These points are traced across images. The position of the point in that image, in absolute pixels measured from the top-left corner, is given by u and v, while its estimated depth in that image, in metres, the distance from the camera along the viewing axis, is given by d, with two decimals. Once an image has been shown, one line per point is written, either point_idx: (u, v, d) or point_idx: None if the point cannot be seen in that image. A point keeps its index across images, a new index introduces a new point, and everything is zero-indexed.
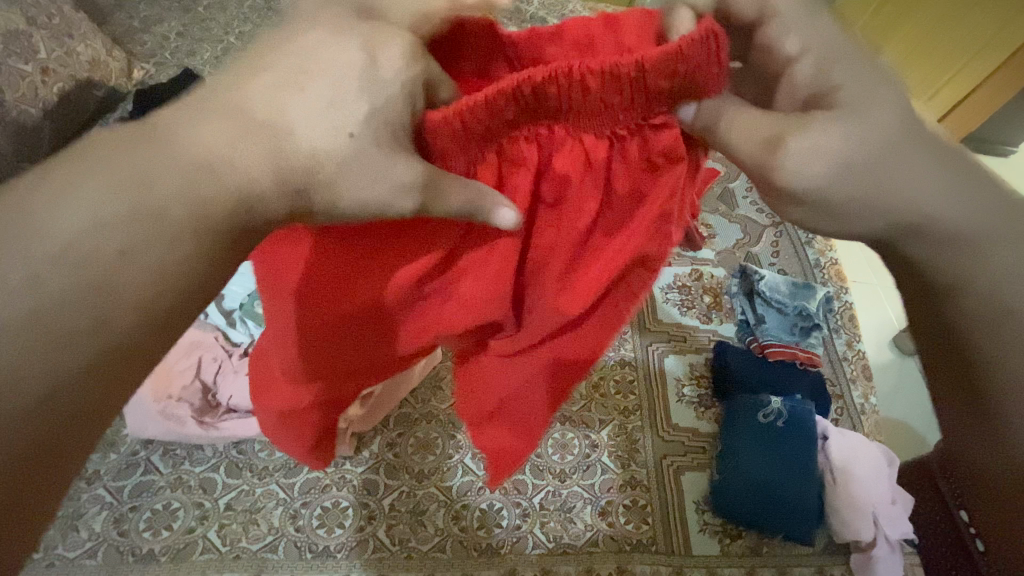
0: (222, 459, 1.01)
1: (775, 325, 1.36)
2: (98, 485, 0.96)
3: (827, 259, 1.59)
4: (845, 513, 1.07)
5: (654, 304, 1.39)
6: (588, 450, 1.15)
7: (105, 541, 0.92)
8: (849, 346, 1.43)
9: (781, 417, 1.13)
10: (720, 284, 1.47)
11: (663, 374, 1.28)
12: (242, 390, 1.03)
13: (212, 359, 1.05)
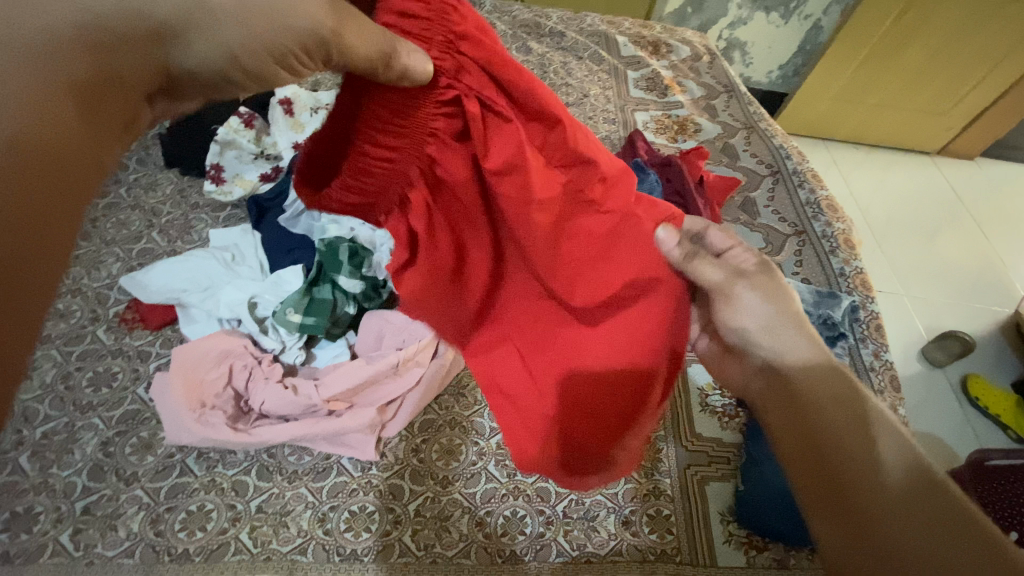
0: (254, 462, 1.05)
1: None
2: (136, 487, 0.99)
3: (852, 268, 1.57)
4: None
5: None
6: None
7: (142, 541, 0.94)
8: (876, 356, 1.41)
9: None
10: None
11: (686, 382, 1.29)
12: (273, 396, 1.02)
13: (243, 366, 1.05)
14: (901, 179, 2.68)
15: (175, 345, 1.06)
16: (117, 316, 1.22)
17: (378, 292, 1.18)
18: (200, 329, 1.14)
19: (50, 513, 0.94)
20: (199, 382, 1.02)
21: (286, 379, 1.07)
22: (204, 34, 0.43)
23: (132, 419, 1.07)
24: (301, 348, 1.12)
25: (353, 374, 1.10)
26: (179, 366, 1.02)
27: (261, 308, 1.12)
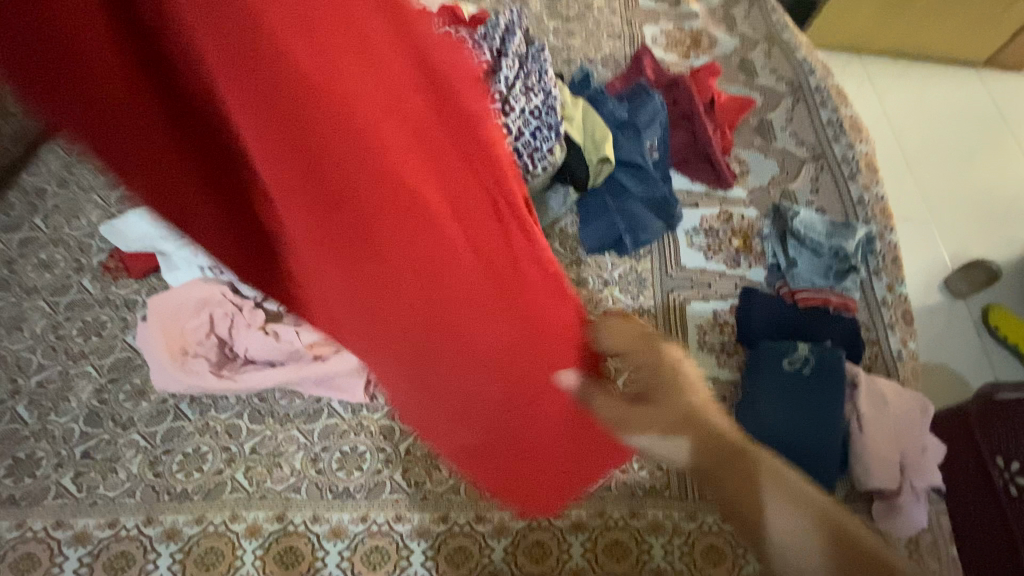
0: (246, 407, 1.06)
1: (808, 269, 1.27)
2: (133, 431, 1.02)
3: (872, 196, 1.46)
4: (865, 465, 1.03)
5: (677, 248, 1.33)
6: None
7: (142, 482, 0.97)
8: (890, 290, 1.34)
9: (807, 365, 1.10)
10: (751, 226, 1.40)
11: (682, 320, 1.24)
12: (257, 343, 1.01)
13: (223, 314, 1.02)
14: (940, 93, 2.44)
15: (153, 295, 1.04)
16: (101, 265, 1.20)
17: None
18: (181, 277, 1.13)
19: (51, 458, 0.98)
20: (180, 332, 1.00)
21: (268, 325, 1.03)
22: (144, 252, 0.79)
23: (123, 366, 1.08)
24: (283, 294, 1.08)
25: None
26: (158, 317, 1.00)
27: None
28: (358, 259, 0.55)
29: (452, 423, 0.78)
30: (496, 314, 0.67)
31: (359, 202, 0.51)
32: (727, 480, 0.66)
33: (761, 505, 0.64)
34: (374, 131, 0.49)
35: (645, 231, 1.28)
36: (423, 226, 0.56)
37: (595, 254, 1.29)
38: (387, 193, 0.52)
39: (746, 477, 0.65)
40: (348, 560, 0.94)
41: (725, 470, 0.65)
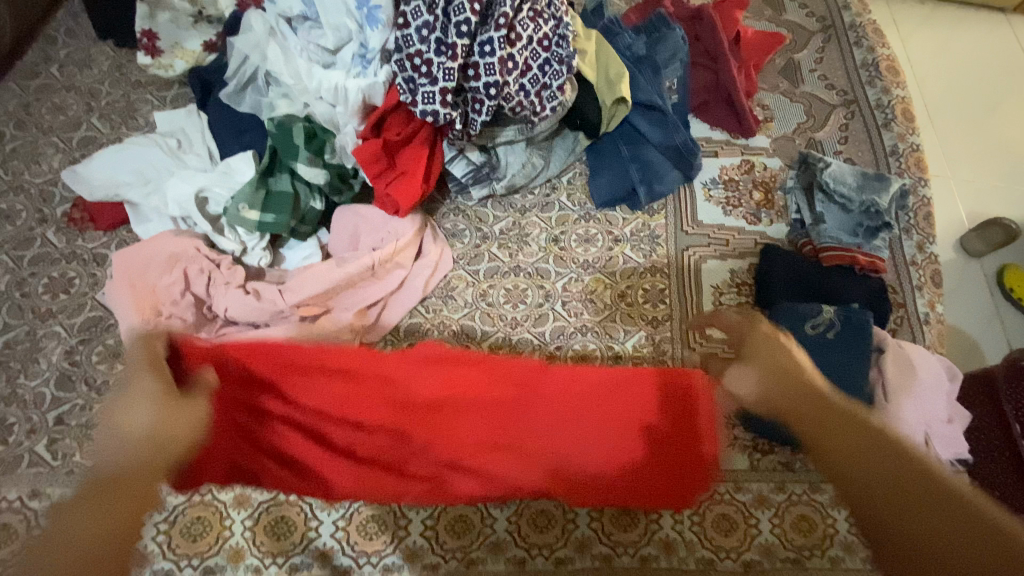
0: None
1: (835, 224, 1.18)
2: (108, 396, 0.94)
3: (906, 146, 1.34)
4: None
5: (694, 202, 1.22)
6: (611, 361, 1.06)
7: None
8: (919, 249, 1.25)
9: (832, 329, 1.02)
10: (774, 177, 1.29)
11: (698, 280, 1.15)
12: (236, 302, 0.92)
13: (199, 271, 0.93)
14: (973, 38, 2.25)
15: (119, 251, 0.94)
16: (66, 216, 1.09)
17: (348, 183, 1.02)
18: (153, 229, 1.02)
19: (23, 424, 0.91)
20: (152, 289, 0.91)
21: (250, 283, 0.95)
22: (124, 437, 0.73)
23: (94, 326, 0.99)
24: (265, 250, 0.98)
25: (320, 277, 0.97)
26: (124, 274, 0.91)
27: (213, 204, 0.98)
28: (384, 392, 0.90)
29: (557, 470, 0.89)
30: (527, 400, 0.92)
31: (361, 413, 0.88)
32: (899, 498, 0.60)
33: (876, 514, 0.61)
34: (282, 362, 0.89)
35: (660, 182, 1.18)
36: (384, 361, 0.92)
37: (605, 208, 1.19)
38: (374, 372, 0.91)
39: (916, 510, 0.59)
40: (343, 530, 0.89)
41: (876, 481, 0.62)
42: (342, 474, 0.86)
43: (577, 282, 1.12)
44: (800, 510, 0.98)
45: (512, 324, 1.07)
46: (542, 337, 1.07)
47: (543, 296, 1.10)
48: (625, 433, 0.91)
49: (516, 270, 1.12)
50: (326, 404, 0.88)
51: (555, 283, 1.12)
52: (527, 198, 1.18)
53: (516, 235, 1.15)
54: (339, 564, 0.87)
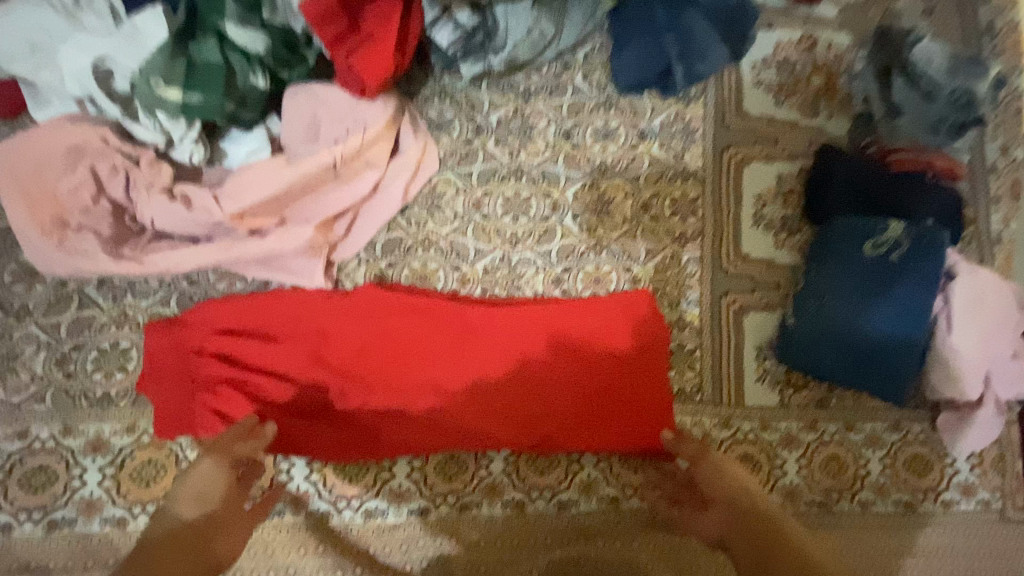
0: (172, 292, 0.81)
1: (914, 116, 0.92)
2: (30, 322, 0.79)
3: (1007, 19, 1.07)
4: (937, 378, 0.86)
5: (739, 89, 0.99)
6: (628, 286, 0.90)
7: (52, 384, 0.77)
8: (1004, 152, 1.03)
9: (898, 251, 0.84)
10: (840, 58, 1.03)
11: (737, 188, 0.95)
12: (160, 209, 0.73)
13: (111, 169, 0.73)
14: None
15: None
16: None
17: (298, 53, 0.78)
18: (58, 114, 0.80)
19: None
20: (51, 193, 0.72)
21: (178, 184, 0.75)
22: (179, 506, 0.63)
23: (2, 240, 0.81)
24: (197, 141, 0.76)
25: (269, 178, 0.77)
26: (11, 175, 0.71)
27: (120, 78, 0.74)
28: (366, 336, 0.79)
29: (550, 425, 0.80)
30: (520, 353, 0.82)
31: (333, 363, 0.78)
32: None
33: None
34: (245, 312, 0.77)
35: (703, 60, 0.93)
36: (362, 305, 0.80)
37: (630, 93, 0.96)
38: (346, 323, 0.79)
39: None
40: (318, 472, 0.78)
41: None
42: (326, 441, 0.77)
43: (591, 189, 0.92)
44: (831, 451, 0.88)
45: (511, 241, 0.89)
46: (547, 258, 0.89)
47: (549, 207, 0.91)
48: (621, 379, 0.82)
49: (517, 173, 0.92)
50: (294, 355, 0.77)
51: (564, 191, 0.92)
52: (532, 80, 0.94)
53: (517, 127, 0.93)
54: (315, 509, 0.77)
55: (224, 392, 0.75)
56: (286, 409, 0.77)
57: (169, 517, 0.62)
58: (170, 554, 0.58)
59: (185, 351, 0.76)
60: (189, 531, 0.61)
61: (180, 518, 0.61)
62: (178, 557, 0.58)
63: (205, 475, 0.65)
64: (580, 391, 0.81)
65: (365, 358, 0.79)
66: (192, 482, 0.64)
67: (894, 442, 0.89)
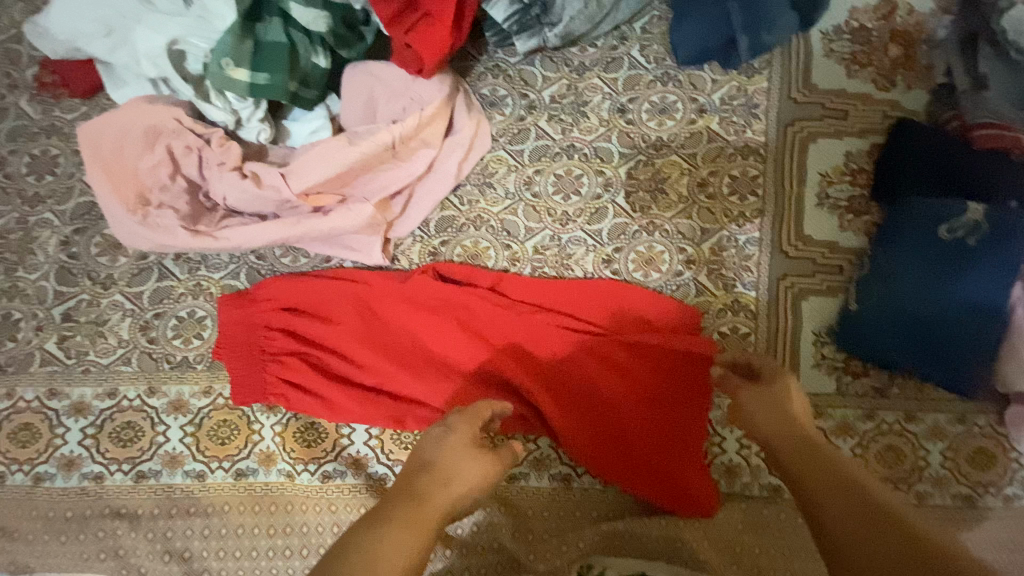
0: (241, 265, 0.85)
1: (1001, 90, 0.85)
2: (115, 292, 0.85)
3: None
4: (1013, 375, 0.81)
5: (808, 61, 0.93)
6: (681, 266, 0.88)
7: (137, 348, 0.84)
8: None
9: (974, 235, 0.79)
10: (921, 24, 0.95)
11: (801, 165, 0.91)
12: (231, 187, 0.76)
13: (185, 148, 0.77)
14: None
15: (83, 124, 0.77)
16: (38, 81, 0.91)
17: (358, 32, 0.79)
18: (133, 94, 0.82)
19: (30, 320, 0.84)
20: (132, 173, 0.76)
21: (246, 163, 0.78)
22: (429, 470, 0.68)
23: (89, 214, 0.87)
24: (264, 121, 0.79)
25: (331, 158, 0.79)
26: (95, 154, 0.76)
27: (192, 60, 0.77)
28: (416, 315, 0.81)
29: (595, 408, 0.82)
30: (562, 335, 0.83)
31: (388, 340, 0.81)
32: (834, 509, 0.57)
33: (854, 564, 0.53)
34: (306, 291, 0.81)
35: (768, 29, 0.88)
36: (412, 285, 0.82)
37: (689, 66, 0.92)
38: (401, 303, 0.81)
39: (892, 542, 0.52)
40: (376, 438, 0.82)
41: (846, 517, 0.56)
42: (381, 413, 0.80)
43: (645, 166, 0.90)
44: (888, 440, 0.85)
45: (562, 219, 0.89)
46: (599, 237, 0.89)
47: (602, 185, 0.90)
48: (663, 364, 0.83)
49: (570, 150, 0.91)
50: (351, 332, 0.80)
51: (617, 169, 0.90)
52: (587, 54, 0.92)
53: (571, 103, 0.91)
54: (373, 473, 0.81)
55: (289, 364, 0.79)
56: (343, 382, 0.80)
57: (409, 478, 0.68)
58: (406, 513, 0.63)
59: (253, 326, 0.81)
60: (421, 497, 0.65)
61: (414, 482, 0.67)
62: (410, 515, 0.63)
63: (449, 442, 0.70)
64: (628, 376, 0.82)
65: (416, 338, 0.81)
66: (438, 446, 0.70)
67: (958, 435, 0.85)
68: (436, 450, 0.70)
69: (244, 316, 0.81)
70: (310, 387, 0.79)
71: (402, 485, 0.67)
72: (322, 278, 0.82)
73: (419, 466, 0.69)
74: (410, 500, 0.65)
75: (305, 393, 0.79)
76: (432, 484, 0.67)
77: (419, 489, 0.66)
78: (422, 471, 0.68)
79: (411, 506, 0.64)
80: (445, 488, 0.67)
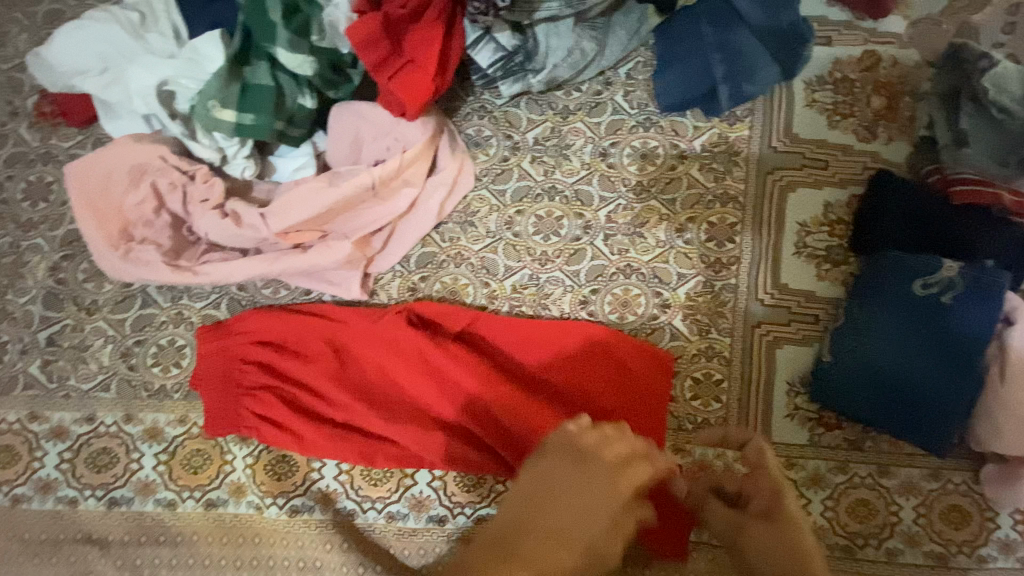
0: (223, 296, 0.87)
1: (980, 147, 0.86)
2: (99, 318, 0.87)
3: None
4: (1011, 430, 0.78)
5: (789, 110, 0.94)
6: (657, 310, 0.89)
7: (117, 374, 0.85)
8: None
9: (945, 293, 0.79)
10: (904, 77, 0.96)
11: (780, 213, 0.91)
12: (214, 224, 0.78)
13: (170, 184, 0.79)
14: None
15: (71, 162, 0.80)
16: (37, 109, 0.94)
17: (344, 73, 0.82)
18: (125, 127, 0.85)
19: (16, 343, 0.86)
20: (119, 208, 0.79)
21: (229, 201, 0.80)
22: (550, 509, 0.71)
23: (78, 241, 0.89)
24: (249, 158, 0.81)
25: (312, 197, 0.81)
26: (83, 191, 0.78)
27: (180, 99, 0.80)
28: (386, 353, 0.83)
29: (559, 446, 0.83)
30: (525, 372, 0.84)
31: (359, 377, 0.82)
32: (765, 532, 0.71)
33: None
34: (280, 326, 0.83)
35: (749, 80, 0.90)
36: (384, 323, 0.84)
37: (672, 113, 0.93)
38: (372, 341, 0.83)
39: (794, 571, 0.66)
40: (346, 473, 0.83)
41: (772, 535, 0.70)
42: (351, 451, 0.81)
43: (625, 210, 0.91)
44: (861, 494, 0.85)
45: (541, 259, 0.90)
46: (576, 278, 0.90)
47: (581, 227, 0.91)
48: (622, 404, 0.83)
49: (551, 191, 0.92)
50: (323, 368, 0.82)
51: (597, 212, 0.91)
52: (571, 97, 0.94)
53: (554, 145, 0.93)
54: (342, 507, 0.82)
55: (261, 399, 0.80)
56: (314, 419, 0.81)
57: (531, 509, 0.71)
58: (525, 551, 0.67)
59: (227, 361, 0.82)
60: (544, 538, 0.69)
61: (535, 519, 0.70)
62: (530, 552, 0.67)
63: (571, 481, 0.72)
64: (600, 416, 0.83)
65: (383, 375, 0.82)
66: (561, 486, 0.71)
67: (931, 491, 0.85)
68: (559, 489, 0.72)
69: (220, 349, 0.82)
70: (281, 422, 0.81)
71: (526, 521, 0.70)
72: (299, 313, 0.84)
73: (542, 503, 0.71)
74: (532, 539, 0.68)
75: (276, 430, 0.80)
76: (552, 525, 0.69)
77: (540, 529, 0.69)
78: (543, 508, 0.70)
79: (529, 547, 0.68)
80: (561, 529, 0.69)
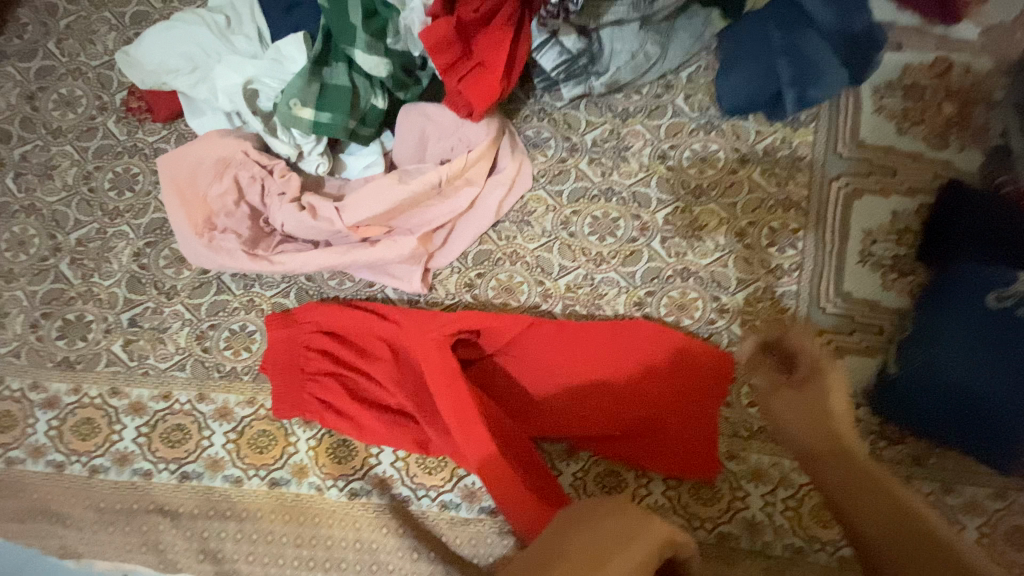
0: (292, 285, 0.91)
1: None
2: (177, 302, 0.92)
3: None
4: None
5: (856, 116, 0.93)
6: (714, 314, 0.88)
7: (192, 355, 0.90)
8: None
9: None
10: (980, 83, 0.93)
11: (844, 220, 0.90)
12: (290, 216, 0.83)
13: (251, 178, 0.84)
14: None
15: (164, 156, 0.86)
16: (125, 105, 1.01)
17: (414, 75, 0.85)
18: (208, 124, 0.89)
19: (100, 323, 0.93)
20: (204, 200, 0.84)
21: (305, 195, 0.84)
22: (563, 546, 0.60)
23: (160, 229, 0.95)
24: (323, 154, 0.85)
25: (381, 193, 0.84)
26: (174, 183, 0.84)
27: (263, 98, 0.84)
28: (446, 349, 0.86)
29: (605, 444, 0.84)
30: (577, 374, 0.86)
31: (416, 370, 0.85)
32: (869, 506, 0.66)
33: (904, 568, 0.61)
34: (345, 317, 0.86)
35: (815, 84, 0.89)
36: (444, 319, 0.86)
37: (733, 117, 0.93)
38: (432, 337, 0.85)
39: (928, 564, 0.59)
40: (402, 461, 0.86)
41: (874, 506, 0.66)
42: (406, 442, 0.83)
43: (683, 213, 0.91)
44: None
45: (596, 260, 0.91)
46: (632, 279, 0.90)
47: (638, 229, 0.91)
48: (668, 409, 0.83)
49: (609, 193, 0.93)
50: (386, 361, 0.85)
51: (654, 214, 0.92)
52: (631, 100, 0.95)
53: (612, 147, 0.94)
54: (398, 493, 0.85)
55: (326, 386, 0.84)
56: (372, 408, 0.84)
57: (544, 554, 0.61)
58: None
59: (294, 347, 0.86)
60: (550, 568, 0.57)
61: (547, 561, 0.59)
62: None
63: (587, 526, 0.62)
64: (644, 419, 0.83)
65: None
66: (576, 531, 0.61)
67: (999, 513, 0.81)
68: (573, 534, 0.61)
69: (289, 336, 0.86)
70: (342, 410, 0.84)
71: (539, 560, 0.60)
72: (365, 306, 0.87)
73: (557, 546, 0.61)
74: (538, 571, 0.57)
75: (338, 416, 0.84)
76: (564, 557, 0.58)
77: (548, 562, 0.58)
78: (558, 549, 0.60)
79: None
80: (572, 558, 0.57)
